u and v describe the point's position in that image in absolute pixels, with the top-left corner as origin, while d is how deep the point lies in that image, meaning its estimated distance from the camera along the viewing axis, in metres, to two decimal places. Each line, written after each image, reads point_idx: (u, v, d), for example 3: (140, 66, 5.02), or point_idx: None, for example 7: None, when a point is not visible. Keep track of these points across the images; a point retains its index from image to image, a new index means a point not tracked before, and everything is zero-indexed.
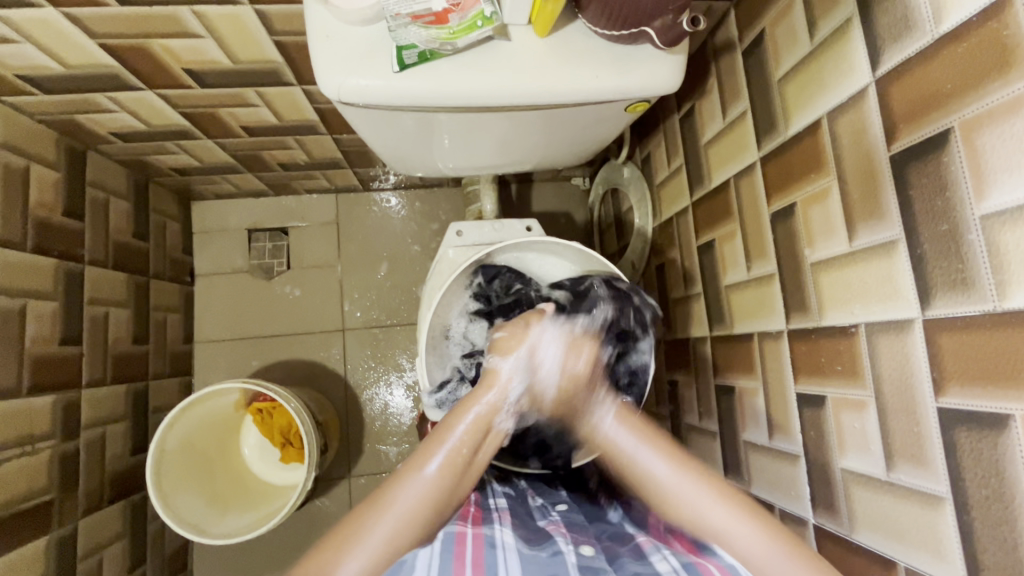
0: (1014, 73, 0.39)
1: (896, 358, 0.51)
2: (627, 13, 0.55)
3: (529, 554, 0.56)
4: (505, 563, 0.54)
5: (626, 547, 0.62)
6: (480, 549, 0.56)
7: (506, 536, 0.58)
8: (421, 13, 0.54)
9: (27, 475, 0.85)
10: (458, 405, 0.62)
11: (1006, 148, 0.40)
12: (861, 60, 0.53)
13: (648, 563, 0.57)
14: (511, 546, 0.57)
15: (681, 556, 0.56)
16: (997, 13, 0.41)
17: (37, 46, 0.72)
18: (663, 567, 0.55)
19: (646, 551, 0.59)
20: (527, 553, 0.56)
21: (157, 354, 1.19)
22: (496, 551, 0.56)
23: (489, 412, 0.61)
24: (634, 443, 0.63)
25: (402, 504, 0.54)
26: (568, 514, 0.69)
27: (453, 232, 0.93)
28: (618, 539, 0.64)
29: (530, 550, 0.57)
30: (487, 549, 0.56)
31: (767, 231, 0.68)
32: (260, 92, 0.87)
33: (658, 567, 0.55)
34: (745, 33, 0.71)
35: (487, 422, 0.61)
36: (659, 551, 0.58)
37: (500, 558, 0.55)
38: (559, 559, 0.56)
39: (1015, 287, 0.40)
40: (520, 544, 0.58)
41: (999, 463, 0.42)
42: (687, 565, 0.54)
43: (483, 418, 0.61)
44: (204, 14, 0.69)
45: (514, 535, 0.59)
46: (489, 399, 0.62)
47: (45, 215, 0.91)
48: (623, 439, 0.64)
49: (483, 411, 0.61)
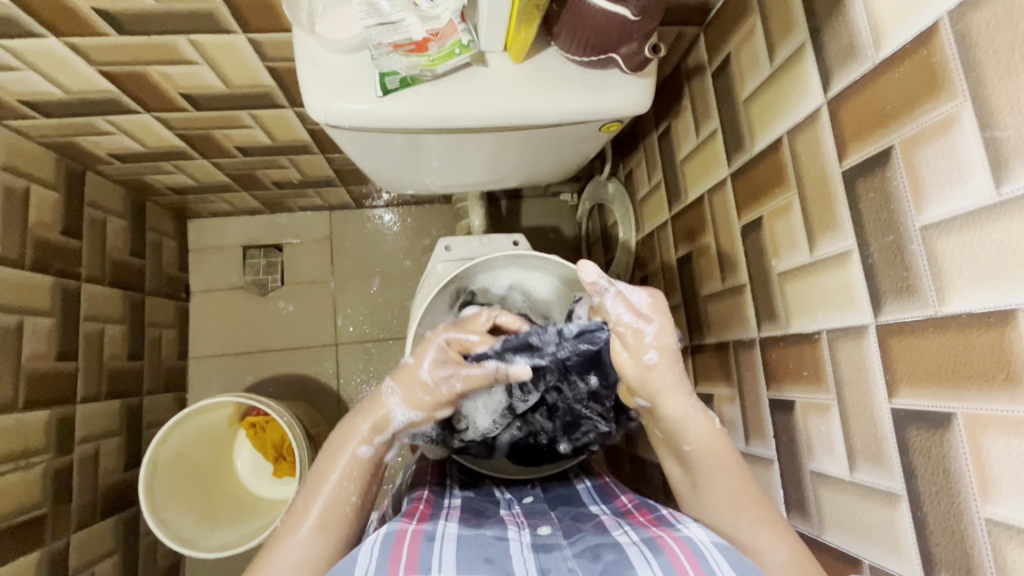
0: (943, 95, 0.43)
1: (854, 362, 0.53)
2: (595, 41, 0.59)
3: (472, 537, 0.54)
4: (441, 555, 0.50)
5: (589, 525, 0.61)
6: (416, 544, 0.51)
7: (447, 528, 0.55)
8: (402, 43, 0.58)
9: (21, 490, 0.86)
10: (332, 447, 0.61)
11: (940, 164, 0.43)
12: (814, 83, 0.56)
13: (609, 535, 0.57)
14: (451, 535, 0.54)
15: (641, 532, 0.56)
16: (926, 41, 0.44)
17: (40, 74, 0.76)
18: (623, 539, 0.55)
19: (608, 528, 0.59)
20: (469, 537, 0.54)
21: (152, 369, 1.21)
22: (434, 544, 0.52)
23: (365, 454, 0.61)
24: (711, 459, 0.62)
25: (288, 559, 0.55)
26: (530, 505, 0.69)
27: (441, 246, 0.96)
28: (581, 519, 0.64)
29: (472, 534, 0.55)
30: (424, 544, 0.51)
31: (739, 243, 0.71)
32: (254, 115, 0.91)
33: (617, 540, 0.55)
34: (714, 56, 0.75)
35: (363, 467, 0.61)
36: (621, 528, 0.58)
37: (437, 549, 0.51)
38: (504, 542, 0.54)
39: (953, 293, 0.43)
40: (462, 531, 0.55)
41: (946, 461, 0.44)
42: (646, 539, 0.53)
43: (356, 466, 0.60)
44: (200, 43, 0.72)
45: (458, 526, 0.57)
46: (362, 447, 0.61)
47: (44, 234, 0.94)
48: (710, 453, 0.62)
49: (366, 450, 0.61)
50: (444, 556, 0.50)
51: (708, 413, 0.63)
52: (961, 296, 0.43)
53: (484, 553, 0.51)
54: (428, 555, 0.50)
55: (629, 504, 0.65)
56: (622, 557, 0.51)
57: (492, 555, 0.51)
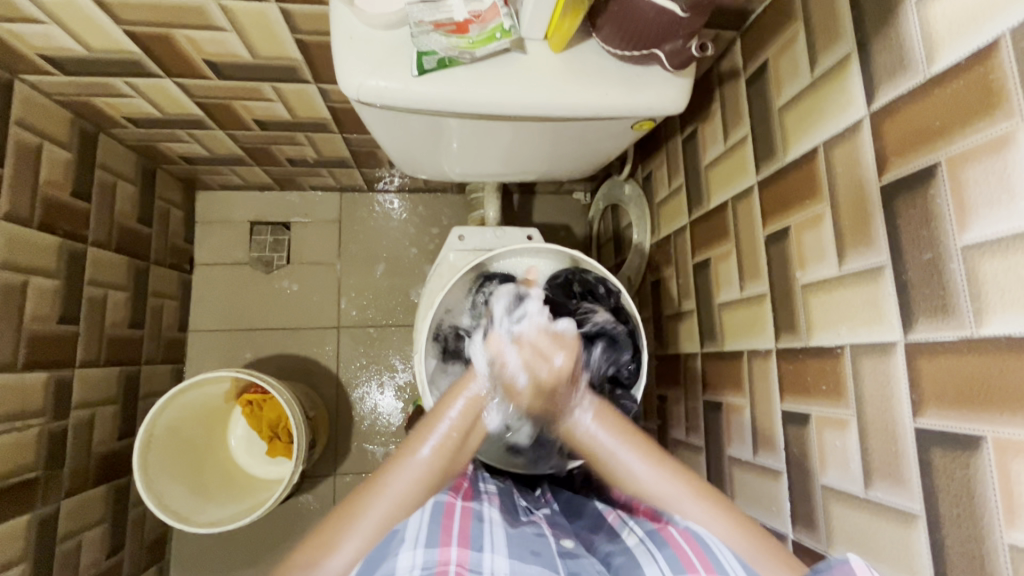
0: (997, 113, 0.42)
1: (878, 379, 0.53)
2: (639, 35, 0.58)
3: (513, 531, 0.56)
4: (492, 535, 0.53)
5: (600, 533, 0.63)
6: (467, 519, 0.54)
7: (493, 513, 0.57)
8: (443, 23, 0.59)
9: (15, 450, 0.85)
10: (448, 393, 0.67)
11: (988, 184, 0.43)
12: (857, 95, 0.56)
13: (619, 540, 0.59)
14: (498, 521, 0.56)
15: (645, 525, 0.58)
16: (983, 58, 0.44)
17: (63, 29, 0.74)
18: (631, 540, 0.58)
19: (616, 528, 0.61)
20: (513, 531, 0.55)
21: (151, 339, 1.19)
22: (482, 524, 0.55)
23: (479, 398, 0.65)
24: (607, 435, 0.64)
25: (397, 487, 0.58)
26: (551, 515, 0.66)
27: (455, 236, 0.95)
28: (595, 528, 0.64)
29: (514, 529, 0.56)
30: (474, 521, 0.54)
31: (762, 252, 0.71)
32: (276, 88, 0.89)
33: (625, 542, 0.58)
34: (750, 62, 0.74)
35: (479, 408, 0.65)
36: (627, 526, 0.61)
37: (486, 531, 0.54)
38: (544, 539, 0.56)
39: (992, 315, 0.43)
40: (506, 522, 0.57)
41: (970, 483, 0.44)
42: (652, 532, 0.56)
43: (472, 406, 0.65)
44: (231, 10, 0.71)
45: (501, 514, 0.58)
46: (475, 391, 0.66)
47: (53, 192, 0.92)
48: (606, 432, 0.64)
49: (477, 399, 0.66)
50: (495, 538, 0.53)
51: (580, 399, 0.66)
52: (1000, 319, 0.42)
53: (531, 547, 0.53)
54: (479, 533, 0.53)
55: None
56: (629, 560, 0.55)
57: (538, 548, 0.53)
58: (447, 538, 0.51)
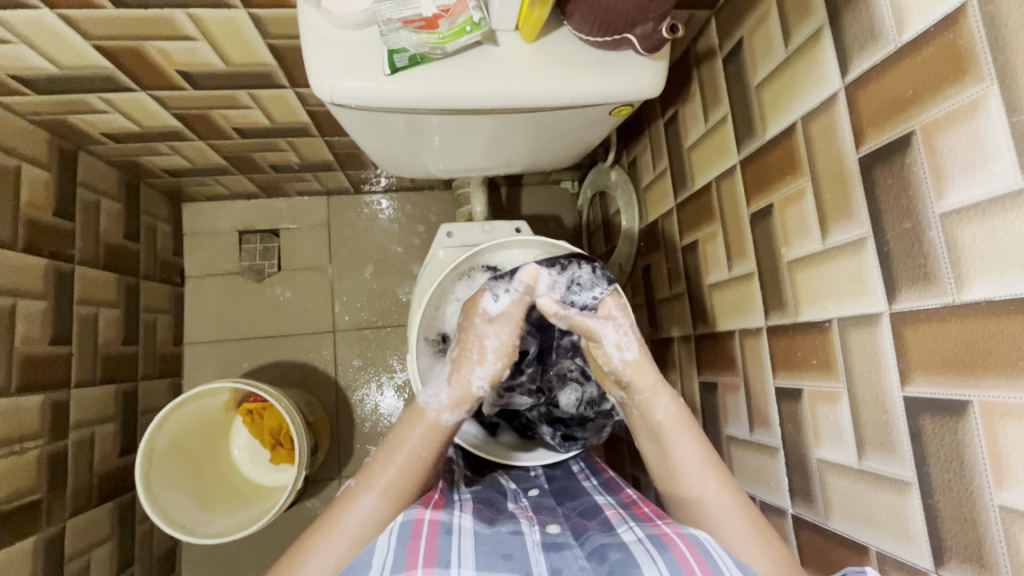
0: (967, 79, 0.42)
1: (865, 350, 0.53)
2: (610, 20, 0.57)
3: (486, 534, 0.57)
4: (459, 548, 0.54)
5: (594, 522, 0.64)
6: (435, 536, 0.55)
7: (463, 521, 0.58)
8: (411, 19, 0.57)
9: (15, 474, 0.85)
10: (406, 424, 0.69)
11: (962, 150, 0.43)
12: (831, 69, 0.56)
13: (615, 534, 0.60)
14: (468, 529, 0.57)
15: (646, 528, 0.59)
16: (952, 25, 0.43)
17: (31, 47, 0.73)
18: (628, 537, 0.58)
19: (613, 525, 0.62)
20: (485, 533, 0.57)
21: (146, 354, 1.19)
22: (451, 537, 0.55)
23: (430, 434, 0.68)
24: (676, 426, 0.69)
25: (351, 524, 0.60)
26: (538, 499, 0.72)
27: (443, 233, 0.94)
28: (588, 515, 0.67)
29: (488, 531, 0.58)
30: (442, 535, 0.55)
31: (747, 231, 0.71)
32: (253, 94, 0.88)
33: (622, 539, 0.58)
34: (725, 41, 0.74)
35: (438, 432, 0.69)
36: (626, 526, 0.61)
37: (455, 543, 0.55)
38: (518, 538, 0.57)
39: (973, 280, 0.43)
40: (478, 527, 0.58)
41: (959, 447, 0.44)
42: (652, 536, 0.56)
43: (435, 431, 0.68)
44: (200, 18, 0.70)
45: (473, 519, 0.60)
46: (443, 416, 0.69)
47: (35, 214, 0.92)
48: (676, 420, 0.69)
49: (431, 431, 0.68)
50: (464, 549, 0.54)
51: (663, 391, 0.71)
52: (981, 283, 0.42)
53: (503, 551, 0.55)
54: (447, 548, 0.54)
55: (633, 496, 0.69)
56: (628, 557, 0.54)
57: (510, 551, 0.55)
58: (414, 561, 0.52)
